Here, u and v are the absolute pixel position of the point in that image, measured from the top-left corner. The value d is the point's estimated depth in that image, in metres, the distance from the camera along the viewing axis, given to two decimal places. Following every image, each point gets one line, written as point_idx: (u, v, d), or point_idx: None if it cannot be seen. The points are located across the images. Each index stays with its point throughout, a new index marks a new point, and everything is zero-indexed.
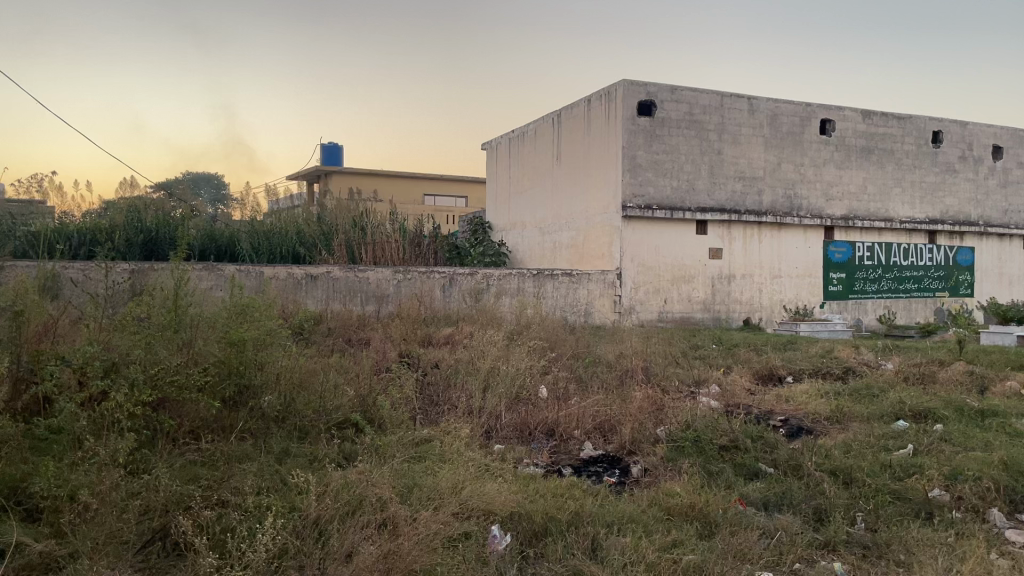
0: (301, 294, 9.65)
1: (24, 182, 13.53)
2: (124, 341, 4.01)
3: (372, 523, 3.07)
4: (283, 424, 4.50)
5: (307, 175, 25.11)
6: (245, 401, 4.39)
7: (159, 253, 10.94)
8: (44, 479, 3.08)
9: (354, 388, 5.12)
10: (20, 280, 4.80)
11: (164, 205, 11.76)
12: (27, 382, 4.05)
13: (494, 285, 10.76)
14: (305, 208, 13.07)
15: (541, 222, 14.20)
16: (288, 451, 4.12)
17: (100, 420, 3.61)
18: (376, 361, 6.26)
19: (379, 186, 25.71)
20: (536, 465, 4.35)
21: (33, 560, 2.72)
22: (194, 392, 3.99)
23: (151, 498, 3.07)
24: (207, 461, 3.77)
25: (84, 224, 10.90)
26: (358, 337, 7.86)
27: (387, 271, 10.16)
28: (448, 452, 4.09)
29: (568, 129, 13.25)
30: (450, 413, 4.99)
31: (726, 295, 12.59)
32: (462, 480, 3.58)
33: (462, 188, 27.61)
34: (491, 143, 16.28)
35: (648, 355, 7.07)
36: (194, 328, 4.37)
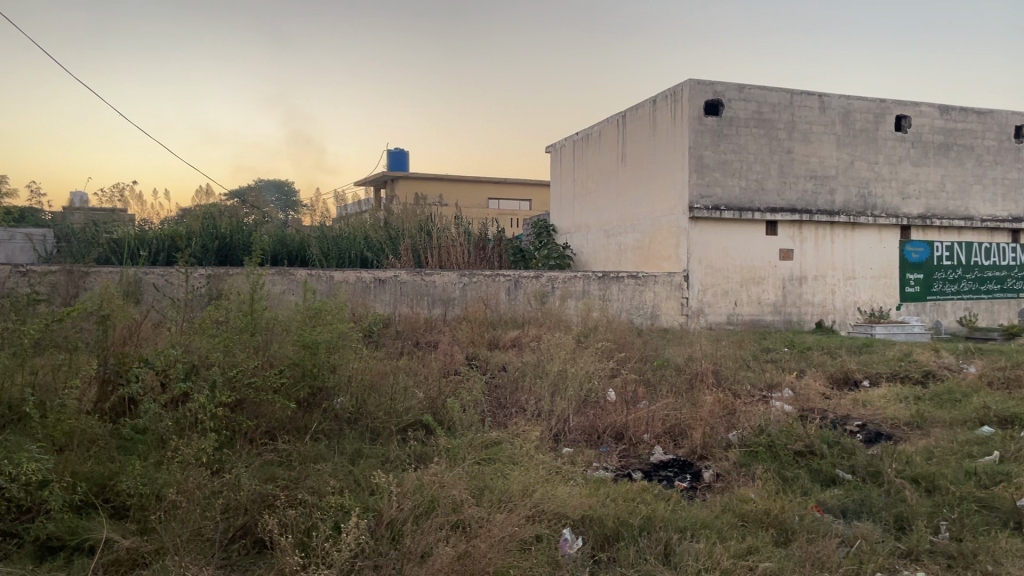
0: (370, 297, 9.80)
1: (107, 192, 14.07)
2: (204, 343, 4.16)
3: (446, 524, 3.09)
4: (355, 425, 4.58)
5: (374, 180, 25.51)
6: (319, 402, 4.49)
7: (233, 258, 11.26)
8: (131, 478, 3.21)
9: (423, 390, 5.18)
10: (105, 285, 5.01)
11: (237, 212, 12.08)
12: (113, 384, 4.23)
13: (559, 288, 10.72)
14: (373, 214, 13.25)
15: (606, 224, 14.12)
16: (361, 451, 4.18)
17: (182, 420, 3.74)
18: (444, 364, 6.31)
19: (445, 191, 25.97)
20: (606, 469, 4.33)
21: (121, 555, 2.83)
22: (270, 393, 4.10)
23: (233, 497, 3.16)
24: (284, 461, 3.85)
25: (163, 230, 11.30)
26: (426, 341, 7.94)
27: (453, 274, 10.24)
28: (518, 454, 4.09)
29: (633, 129, 13.16)
30: (519, 416, 5.00)
31: (798, 296, 12.32)
32: (533, 483, 3.58)
33: (527, 192, 27.68)
34: (555, 145, 16.29)
35: (718, 358, 6.95)
36: (270, 330, 4.49)
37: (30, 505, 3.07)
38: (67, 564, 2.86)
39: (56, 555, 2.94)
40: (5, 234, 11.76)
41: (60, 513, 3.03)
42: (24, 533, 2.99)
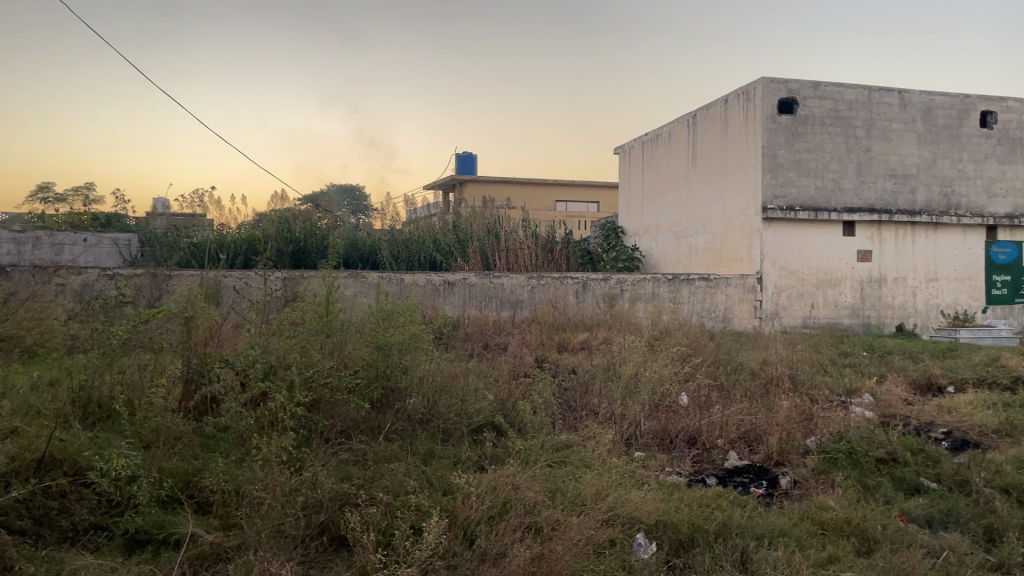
0: (439, 299, 9.94)
1: (188, 198, 14.57)
2: (281, 345, 4.27)
3: (521, 526, 3.09)
4: (427, 426, 4.61)
5: (443, 183, 25.76)
6: (392, 403, 4.55)
7: (306, 262, 11.52)
8: (214, 475, 3.30)
9: (494, 392, 5.18)
10: (189, 288, 5.21)
11: (311, 215, 12.35)
12: (196, 383, 4.36)
13: (628, 290, 10.63)
14: (442, 217, 13.39)
15: (676, 226, 13.95)
16: (433, 452, 4.21)
17: (262, 419, 3.84)
18: (514, 366, 6.33)
19: (512, 193, 26.03)
20: (679, 474, 4.27)
21: (205, 549, 2.91)
22: (345, 393, 4.17)
23: (311, 495, 3.22)
24: (359, 460, 3.91)
25: (240, 234, 11.64)
26: (495, 343, 7.97)
27: (521, 276, 10.26)
28: (591, 458, 4.07)
29: (703, 130, 12.99)
30: (590, 419, 4.97)
31: (877, 299, 11.94)
32: (606, 486, 3.55)
33: (594, 194, 27.51)
34: (623, 147, 16.19)
35: (794, 362, 6.79)
36: (344, 332, 4.60)
37: (120, 500, 3.20)
38: (155, 556, 2.95)
39: (144, 548, 3.04)
40: (94, 239, 12.29)
41: (147, 508, 3.14)
42: (115, 527, 3.10)
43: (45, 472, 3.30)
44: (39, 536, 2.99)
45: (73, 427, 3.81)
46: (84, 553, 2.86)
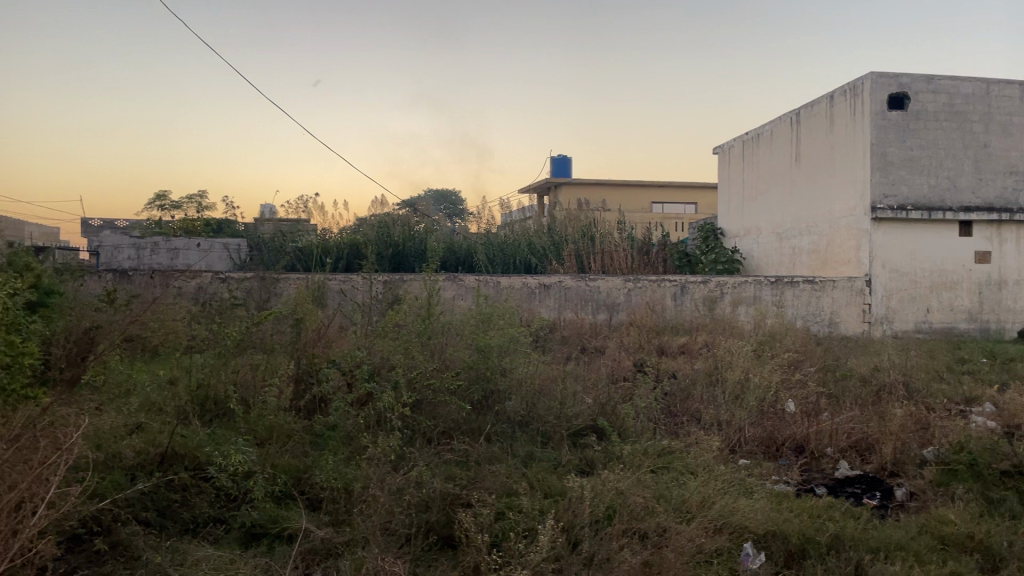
0: (534, 303, 10.01)
1: (293, 205, 15.09)
2: (385, 346, 4.46)
3: (627, 533, 3.06)
4: (527, 429, 4.53)
5: (538, 186, 25.79)
6: (492, 404, 4.58)
7: (405, 265, 11.75)
8: (325, 472, 3.42)
9: (592, 396, 5.04)
10: (299, 292, 5.45)
11: (410, 220, 12.58)
12: (305, 383, 4.55)
13: (729, 293, 10.40)
14: (537, 220, 13.39)
15: (778, 227, 13.58)
16: (534, 454, 4.19)
17: (369, 418, 3.96)
18: (612, 369, 6.29)
19: (608, 196, 25.82)
20: (787, 483, 4.16)
21: (316, 545, 2.98)
22: (447, 394, 4.26)
23: (418, 494, 3.27)
24: (462, 461, 3.95)
25: (342, 239, 12.00)
26: (593, 346, 7.94)
27: (618, 279, 10.17)
28: (696, 463, 4.00)
29: (807, 128, 12.63)
30: (693, 425, 4.88)
31: (997, 303, 11.30)
32: (713, 494, 3.47)
33: (692, 195, 26.94)
34: (722, 147, 15.88)
35: (908, 368, 6.49)
36: (446, 335, 4.75)
37: (236, 494, 3.33)
38: (269, 550, 3.03)
39: (259, 541, 3.14)
40: (207, 244, 12.89)
41: (262, 502, 3.27)
42: (232, 520, 3.22)
43: (168, 466, 3.47)
44: (162, 527, 3.13)
45: (192, 424, 3.99)
46: (204, 544, 2.97)
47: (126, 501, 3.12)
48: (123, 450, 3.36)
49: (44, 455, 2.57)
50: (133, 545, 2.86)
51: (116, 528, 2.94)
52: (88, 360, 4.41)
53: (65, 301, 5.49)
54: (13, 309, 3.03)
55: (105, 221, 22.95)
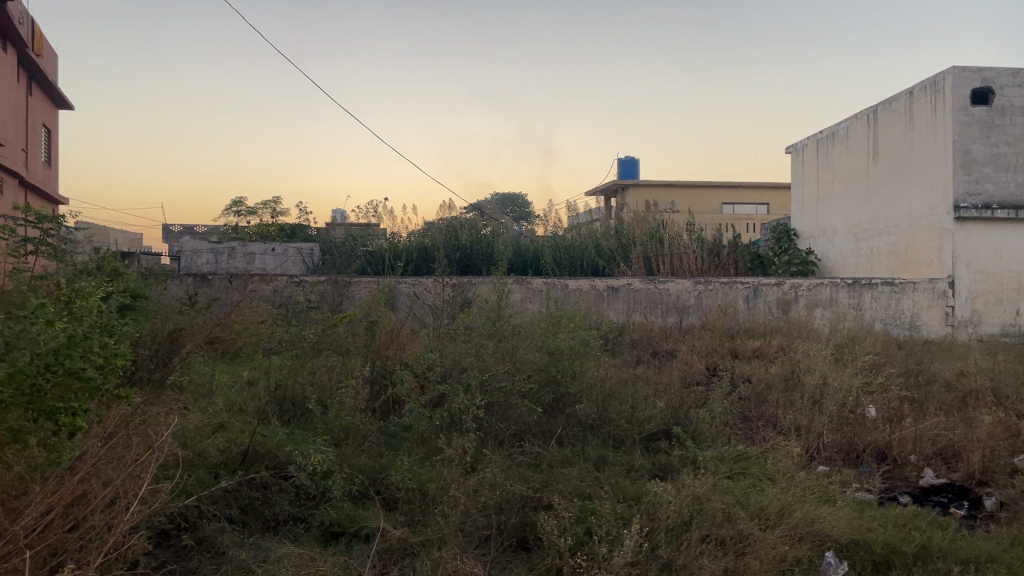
0: (603, 305, 9.97)
1: (363, 210, 15.36)
2: (457, 349, 4.52)
3: (704, 539, 3.01)
4: (599, 432, 4.50)
5: (606, 188, 25.67)
6: (563, 407, 4.58)
7: (473, 268, 11.82)
8: (400, 473, 3.47)
9: (664, 400, 4.93)
10: (372, 296, 5.57)
11: (477, 223, 12.66)
12: (380, 385, 4.63)
13: (803, 296, 10.17)
14: (605, 222, 13.30)
15: (854, 227, 13.22)
16: (606, 458, 4.17)
17: (443, 420, 4.02)
18: (684, 373, 6.23)
19: (676, 197, 25.51)
20: (869, 491, 4.04)
21: (392, 544, 3.02)
22: (518, 397, 4.28)
23: (493, 496, 3.28)
24: (535, 463, 3.96)
25: (411, 243, 12.16)
26: (663, 350, 7.87)
27: (687, 281, 10.06)
28: (774, 469, 3.92)
29: (885, 125, 12.26)
30: (769, 430, 4.79)
31: None
32: (793, 501, 3.40)
33: (764, 195, 26.38)
34: (795, 146, 15.54)
35: (997, 373, 6.22)
36: (516, 338, 4.79)
37: (315, 493, 3.41)
38: (348, 548, 3.08)
39: (338, 539, 3.19)
40: (281, 248, 13.22)
41: (340, 502, 3.33)
42: (311, 519, 3.29)
43: (250, 465, 3.59)
44: (245, 524, 3.21)
45: (272, 425, 4.10)
46: (286, 542, 3.03)
47: (212, 498, 3.23)
48: (207, 449, 3.47)
49: (136, 453, 2.66)
50: (218, 542, 2.95)
51: (201, 525, 3.05)
52: (174, 362, 4.57)
53: (149, 304, 5.70)
54: (108, 312, 3.11)
55: (185, 227, 23.76)
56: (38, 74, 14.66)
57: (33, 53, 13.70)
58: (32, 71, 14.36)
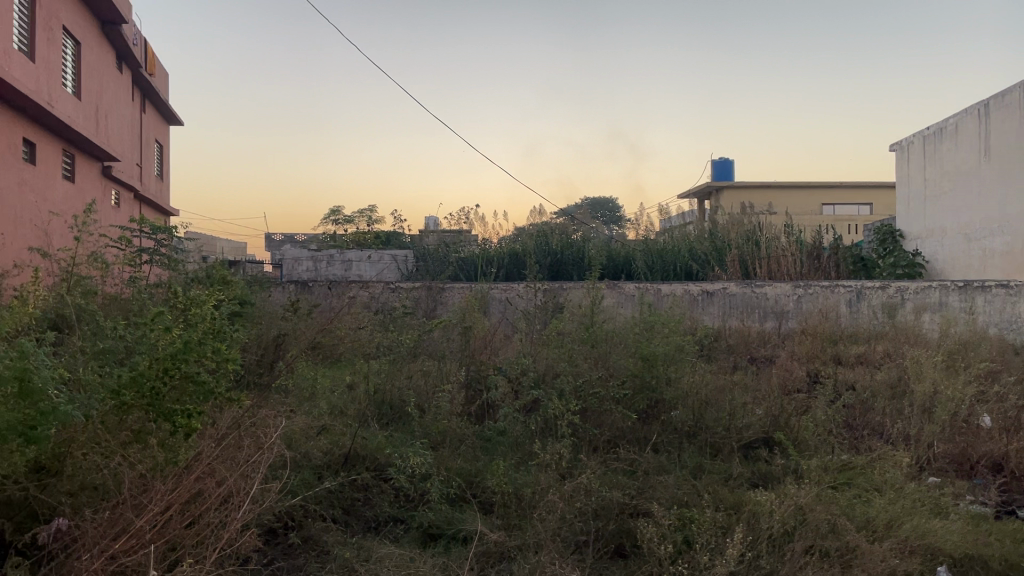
0: (697, 309, 9.83)
1: (456, 216, 15.56)
2: (550, 355, 4.63)
3: (807, 550, 2.93)
4: (695, 439, 4.44)
5: (698, 190, 25.29)
6: (657, 414, 4.54)
7: (564, 273, 11.85)
8: (496, 477, 3.51)
9: (764, 407, 4.82)
10: (467, 302, 5.67)
11: (568, 227, 12.64)
12: (475, 389, 4.72)
13: (910, 299, 9.75)
14: (699, 225, 13.06)
15: (964, 227, 12.60)
16: (702, 466, 4.10)
17: (538, 425, 4.08)
18: (783, 379, 6.08)
19: (773, 198, 24.88)
20: (984, 504, 3.86)
21: (490, 547, 3.05)
22: (612, 403, 4.30)
23: (588, 501, 3.28)
24: (630, 470, 3.93)
25: (503, 248, 12.28)
26: (761, 357, 7.68)
27: (786, 285, 9.82)
28: (881, 480, 3.78)
29: (998, 119, 11.67)
30: (875, 440, 4.63)
31: None
32: (901, 513, 3.27)
33: (866, 195, 25.40)
34: (900, 143, 14.95)
35: None
36: (611, 342, 4.79)
37: (414, 495, 3.50)
38: (446, 550, 3.13)
39: (436, 541, 3.24)
40: (377, 255, 13.57)
41: (438, 505, 3.39)
42: (410, 520, 3.36)
43: (351, 467, 3.73)
44: (347, 523, 3.31)
45: (371, 428, 4.22)
46: (387, 542, 3.11)
47: (316, 497, 3.36)
48: (311, 450, 3.61)
49: (246, 454, 2.79)
50: (323, 541, 3.05)
51: (305, 525, 3.17)
52: (279, 365, 4.76)
53: (256, 310, 5.94)
54: (219, 318, 3.24)
55: (287, 236, 24.66)
56: (151, 93, 15.50)
57: (146, 73, 14.49)
58: (146, 90, 15.19)
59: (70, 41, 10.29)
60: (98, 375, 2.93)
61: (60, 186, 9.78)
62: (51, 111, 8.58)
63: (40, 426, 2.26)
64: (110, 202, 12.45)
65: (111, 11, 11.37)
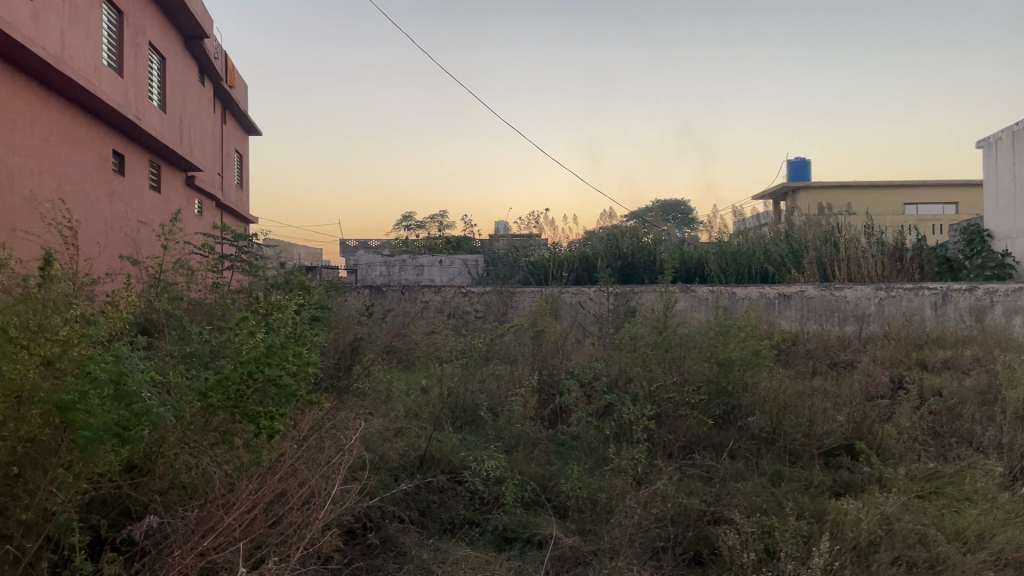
0: (774, 313, 9.62)
1: (526, 221, 15.61)
2: (623, 360, 4.60)
3: (895, 562, 2.84)
4: (773, 446, 4.35)
5: (774, 191, 24.83)
6: (734, 420, 4.47)
7: (636, 277, 11.73)
8: (570, 482, 3.51)
9: (846, 412, 4.69)
10: (539, 306, 5.67)
11: (639, 230, 12.53)
12: (547, 393, 4.72)
13: (1001, 302, 9.34)
14: (774, 227, 12.79)
15: None
16: (781, 473, 4.00)
17: (611, 430, 4.07)
18: (865, 384, 5.90)
19: (851, 198, 24.24)
20: None
21: (565, 552, 3.04)
22: (687, 408, 4.24)
23: (665, 508, 3.24)
24: (707, 476, 3.87)
25: (573, 252, 12.25)
26: (841, 362, 7.47)
27: (867, 288, 9.53)
28: (972, 491, 3.63)
29: None
30: (965, 448, 4.45)
31: None
32: (995, 525, 3.14)
33: (952, 194, 24.51)
34: (987, 140, 14.37)
35: None
36: (685, 347, 4.73)
37: (489, 498, 3.53)
38: (522, 553, 3.14)
39: (512, 544, 3.25)
40: (448, 260, 13.71)
41: (513, 509, 3.41)
42: (485, 524, 3.38)
43: (427, 469, 3.78)
44: (423, 525, 3.36)
45: (445, 430, 4.26)
46: (463, 545, 3.13)
47: (392, 499, 3.41)
48: (388, 453, 3.68)
49: (327, 455, 2.86)
50: (400, 542, 3.10)
51: (382, 526, 3.23)
52: (356, 369, 4.85)
53: (333, 315, 6.07)
54: (299, 324, 3.32)
55: (360, 242, 25.16)
56: (231, 105, 16.03)
57: (227, 86, 14.98)
58: (227, 102, 15.72)
59: (155, 56, 10.71)
60: (185, 378, 3.04)
61: (147, 196, 10.18)
62: (139, 125, 8.95)
63: (134, 427, 2.35)
64: (194, 211, 12.90)
65: (195, 26, 11.78)
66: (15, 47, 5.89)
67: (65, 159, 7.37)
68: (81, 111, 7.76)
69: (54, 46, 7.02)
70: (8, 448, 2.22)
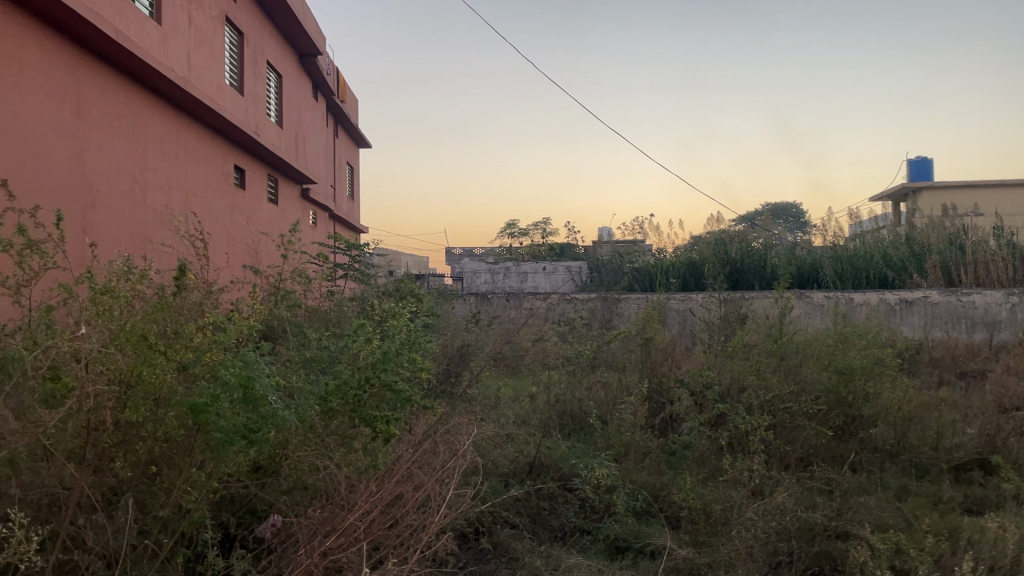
0: (895, 320, 9.19)
1: (631, 227, 15.47)
2: (736, 368, 4.51)
3: None
4: (897, 459, 4.16)
5: (893, 193, 23.74)
6: (854, 432, 4.30)
7: (746, 282, 11.42)
8: (683, 492, 3.46)
9: (977, 424, 4.44)
10: (646, 312, 5.62)
11: (748, 234, 12.22)
12: (657, 402, 4.67)
13: None
14: (893, 229, 12.24)
15: None
16: (908, 487, 3.82)
17: (724, 441, 3.99)
18: (998, 395, 5.56)
19: (978, 198, 22.89)
20: None
21: (679, 563, 2.98)
22: (804, 419, 4.12)
23: (784, 522, 3.14)
24: (828, 488, 3.72)
25: (679, 258, 12.07)
26: (971, 371, 7.07)
27: (998, 293, 8.99)
28: None
29: None
30: None
31: None
32: None
33: None
34: None
35: None
36: (801, 355, 4.60)
37: (600, 507, 3.52)
38: (634, 563, 3.10)
39: (624, 554, 3.22)
40: (551, 267, 13.74)
41: (624, 517, 3.39)
42: (596, 532, 3.37)
43: (537, 475, 3.81)
44: (534, 531, 3.37)
45: (554, 437, 4.27)
46: (575, 552, 3.13)
47: (503, 505, 3.45)
48: (499, 458, 3.71)
49: (442, 461, 2.91)
50: (512, 548, 3.12)
51: (494, 531, 3.26)
52: (465, 375, 4.93)
53: (441, 321, 6.18)
54: (413, 330, 3.42)
55: (466, 251, 25.53)
56: (343, 119, 16.62)
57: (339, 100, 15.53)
58: (339, 117, 16.30)
59: (273, 75, 11.23)
60: (307, 382, 3.18)
61: (267, 209, 10.67)
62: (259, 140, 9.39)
63: (261, 429, 2.46)
64: (309, 222, 13.41)
65: (310, 45, 12.30)
66: (147, 70, 6.29)
67: (193, 174, 7.82)
68: (207, 129, 8.21)
69: (182, 67, 7.45)
70: (146, 447, 2.38)
